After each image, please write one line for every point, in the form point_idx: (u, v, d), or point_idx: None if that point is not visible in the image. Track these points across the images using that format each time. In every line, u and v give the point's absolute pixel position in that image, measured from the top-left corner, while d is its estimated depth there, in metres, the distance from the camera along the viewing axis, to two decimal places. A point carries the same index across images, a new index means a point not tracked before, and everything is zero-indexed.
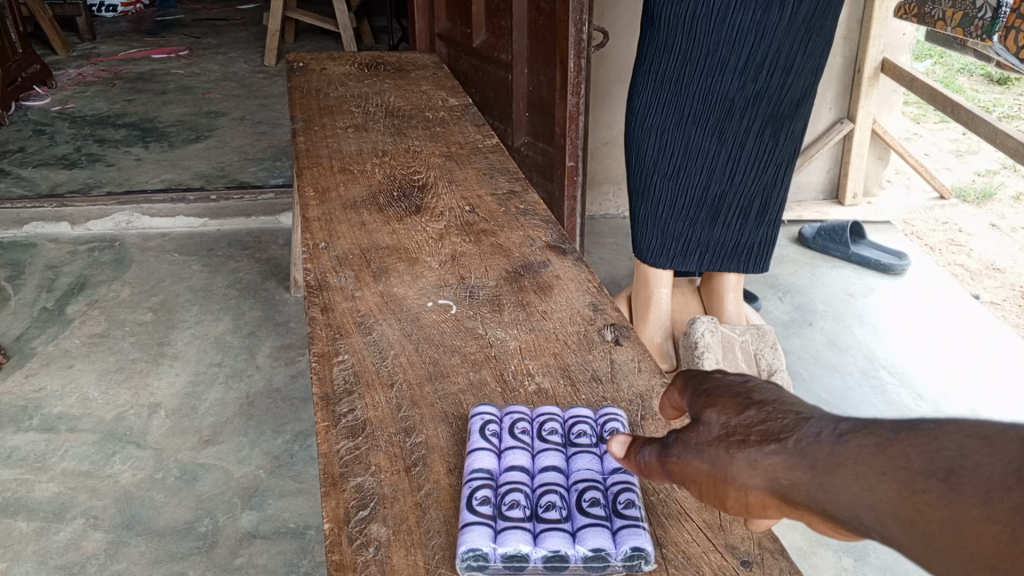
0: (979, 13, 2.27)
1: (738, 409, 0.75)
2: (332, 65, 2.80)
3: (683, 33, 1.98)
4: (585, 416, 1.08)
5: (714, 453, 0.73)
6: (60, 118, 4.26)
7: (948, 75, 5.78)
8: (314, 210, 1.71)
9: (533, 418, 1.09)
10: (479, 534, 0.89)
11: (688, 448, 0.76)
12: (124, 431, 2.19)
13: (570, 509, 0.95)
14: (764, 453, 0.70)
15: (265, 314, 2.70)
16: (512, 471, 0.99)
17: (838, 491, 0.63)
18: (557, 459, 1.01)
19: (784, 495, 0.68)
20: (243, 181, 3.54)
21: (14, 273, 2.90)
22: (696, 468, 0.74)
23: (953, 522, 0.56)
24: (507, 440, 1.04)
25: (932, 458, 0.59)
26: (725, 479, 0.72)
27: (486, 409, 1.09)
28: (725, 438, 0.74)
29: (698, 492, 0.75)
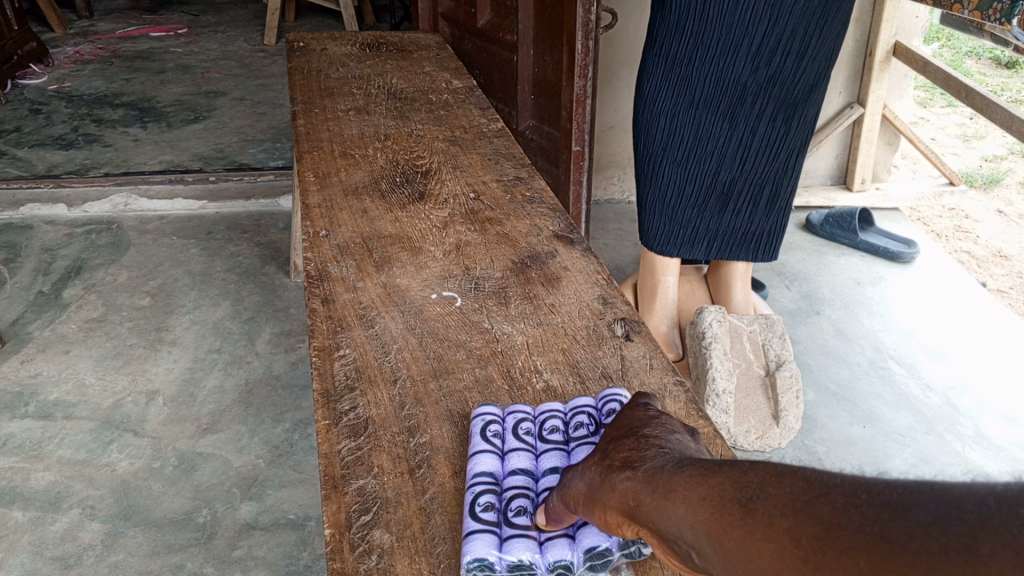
0: None
1: (619, 441, 0.87)
2: (333, 45, 2.74)
3: (697, 15, 1.92)
4: (589, 409, 1.05)
5: (586, 476, 0.85)
6: (57, 97, 4.20)
7: (956, 58, 5.70)
8: (314, 196, 1.66)
9: (534, 416, 1.06)
10: (484, 543, 0.86)
11: (571, 474, 0.87)
12: (121, 419, 2.15)
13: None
14: (621, 477, 0.80)
15: (265, 299, 2.66)
16: (517, 476, 0.97)
17: (669, 512, 0.72)
18: (560, 457, 0.98)
19: (630, 514, 0.76)
20: (243, 163, 3.48)
21: (10, 255, 2.85)
22: (575, 489, 0.85)
23: (741, 540, 0.64)
24: (511, 441, 1.01)
25: (738, 488, 0.68)
26: (590, 501, 0.82)
27: (486, 408, 1.05)
28: (601, 463, 0.85)
29: (575, 509, 0.85)
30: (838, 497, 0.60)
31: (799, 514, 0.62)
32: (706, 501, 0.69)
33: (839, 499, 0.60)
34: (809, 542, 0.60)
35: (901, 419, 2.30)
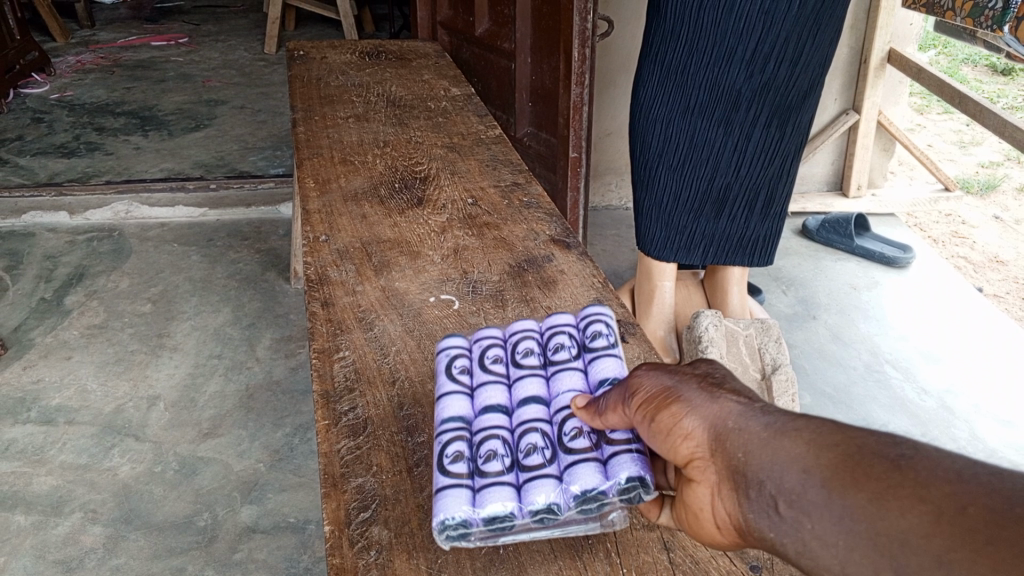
0: (990, 4, 2.33)
1: (719, 370, 0.87)
2: (333, 54, 2.77)
3: (689, 22, 1.95)
4: (563, 329, 1.06)
5: (676, 379, 0.84)
6: (58, 106, 4.23)
7: (952, 65, 5.74)
8: (315, 201, 1.68)
9: (512, 336, 1.07)
10: (457, 503, 0.85)
11: (656, 370, 0.87)
12: (123, 424, 2.17)
13: (555, 446, 0.91)
14: (726, 400, 0.80)
15: (265, 305, 2.68)
16: (489, 411, 0.96)
17: (780, 449, 0.72)
18: (537, 383, 0.99)
19: (723, 435, 0.76)
20: (243, 171, 3.51)
21: (12, 262, 2.87)
22: (653, 383, 0.84)
23: (885, 494, 0.63)
24: (479, 372, 1.02)
25: (879, 448, 0.67)
26: (664, 401, 0.82)
27: (451, 343, 1.07)
28: (696, 378, 0.84)
29: (636, 404, 0.84)
30: (1015, 479, 0.59)
31: (967, 484, 0.60)
32: (840, 449, 0.68)
33: (1019, 479, 0.59)
34: (977, 513, 0.58)
35: (897, 422, 2.32)
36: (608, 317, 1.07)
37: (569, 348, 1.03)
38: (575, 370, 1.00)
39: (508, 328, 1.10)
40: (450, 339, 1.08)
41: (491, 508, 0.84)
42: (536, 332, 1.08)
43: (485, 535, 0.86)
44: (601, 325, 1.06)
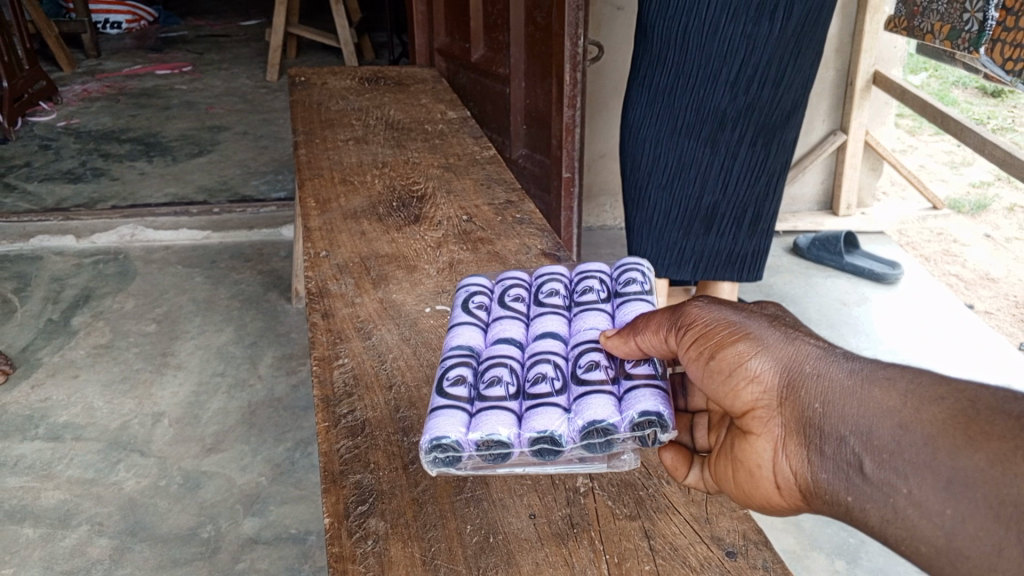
0: (966, 27, 2.45)
1: (772, 313, 0.94)
2: (333, 80, 2.85)
3: (676, 47, 2.02)
4: (593, 275, 1.17)
5: (737, 319, 0.91)
6: (65, 133, 4.32)
7: (943, 88, 5.84)
8: (316, 220, 1.75)
9: (540, 279, 1.18)
10: (454, 422, 0.93)
11: (712, 308, 0.94)
12: (128, 440, 2.22)
13: (565, 378, 0.99)
14: (798, 346, 0.87)
15: (267, 324, 2.74)
16: (504, 344, 1.04)
17: (876, 404, 0.78)
18: (555, 321, 1.08)
19: (795, 383, 0.84)
20: (245, 195, 3.58)
21: (20, 285, 2.94)
22: (718, 320, 0.91)
23: (997, 453, 0.69)
24: (499, 306, 1.13)
25: (988, 408, 0.73)
26: (727, 340, 0.89)
27: (475, 280, 1.20)
28: (761, 320, 0.91)
29: (694, 336, 0.91)
30: None
31: None
32: (947, 405, 0.75)
33: None
34: None
35: None
36: (643, 268, 1.18)
37: (598, 291, 1.14)
38: (601, 311, 1.10)
39: (536, 271, 1.22)
40: (475, 277, 1.21)
41: (485, 431, 0.92)
42: (565, 278, 1.20)
43: (480, 459, 0.95)
44: (636, 272, 1.17)
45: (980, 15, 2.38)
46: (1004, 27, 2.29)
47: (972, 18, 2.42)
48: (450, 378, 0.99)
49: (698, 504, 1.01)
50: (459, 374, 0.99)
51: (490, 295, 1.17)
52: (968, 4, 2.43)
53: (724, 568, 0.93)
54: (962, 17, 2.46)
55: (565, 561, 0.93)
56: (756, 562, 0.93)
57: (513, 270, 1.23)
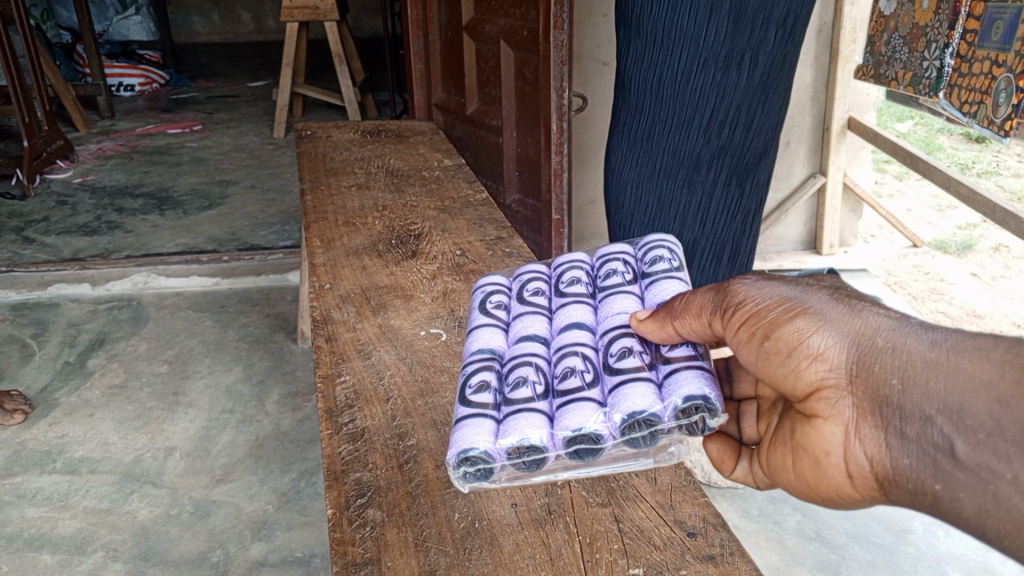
0: (926, 73, 2.63)
1: (831, 285, 0.92)
2: (337, 133, 3.04)
3: (651, 96, 2.21)
4: (615, 260, 1.21)
5: (792, 294, 0.89)
6: (81, 190, 4.51)
7: (929, 134, 6.05)
8: (320, 257, 1.90)
9: (560, 271, 1.23)
10: (480, 430, 0.98)
11: (764, 285, 0.92)
12: (141, 472, 2.33)
13: (597, 372, 1.03)
14: (864, 318, 0.84)
15: (274, 363, 2.87)
16: (528, 345, 1.09)
17: (962, 376, 0.74)
18: (581, 310, 1.12)
19: (865, 360, 0.81)
20: (253, 244, 3.75)
21: (38, 331, 3.08)
22: (771, 297, 0.90)
23: None
24: (519, 305, 1.18)
25: None
26: (782, 319, 0.87)
27: (491, 282, 1.26)
28: (820, 293, 0.89)
29: (748, 314, 0.90)
30: None
31: None
32: None
33: None
34: None
35: None
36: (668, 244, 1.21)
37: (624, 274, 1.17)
38: (628, 293, 1.13)
39: (555, 263, 1.27)
40: (493, 278, 1.28)
41: (514, 437, 0.96)
42: (587, 266, 1.23)
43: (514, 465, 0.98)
44: (660, 250, 1.20)
45: (937, 63, 2.57)
46: (959, 73, 2.46)
47: (931, 66, 2.61)
48: (473, 386, 1.04)
49: (664, 493, 1.13)
50: (483, 381, 1.04)
51: (510, 295, 1.23)
52: (927, 53, 2.63)
53: (684, 546, 1.04)
54: (923, 65, 2.65)
55: (542, 541, 1.05)
56: (714, 541, 1.04)
57: (530, 266, 1.28)
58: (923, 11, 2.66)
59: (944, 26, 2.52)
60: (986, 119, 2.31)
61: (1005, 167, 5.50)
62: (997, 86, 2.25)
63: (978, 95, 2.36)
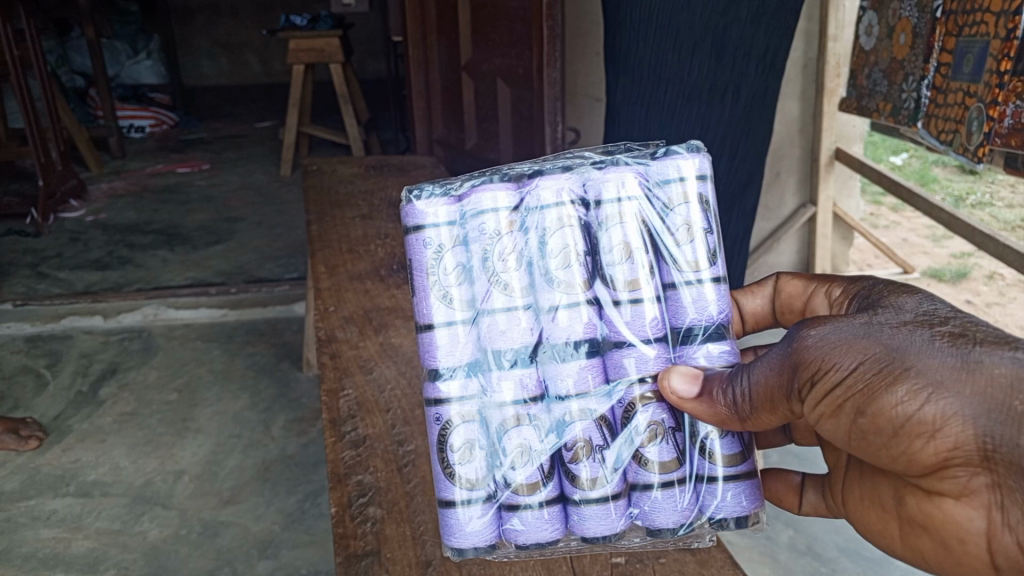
0: (905, 105, 2.76)
1: (921, 323, 0.81)
2: (342, 167, 3.16)
3: (639, 128, 2.38)
4: (630, 227, 0.99)
5: (880, 351, 0.79)
6: (93, 227, 4.64)
7: (924, 166, 6.16)
8: (326, 282, 2.00)
9: (542, 232, 0.99)
10: (483, 512, 1.00)
11: (840, 344, 0.81)
12: (151, 494, 2.40)
13: (616, 450, 0.99)
14: (980, 374, 0.74)
15: (280, 391, 2.95)
16: (521, 383, 0.98)
17: None
18: (582, 322, 0.98)
19: (994, 430, 0.72)
20: (260, 277, 3.86)
21: (51, 361, 3.17)
22: (854, 364, 0.79)
23: None
24: (489, 292, 0.99)
25: None
26: (877, 388, 0.77)
27: (433, 221, 0.99)
28: (912, 343, 0.78)
29: (832, 388, 0.80)
30: None
31: None
32: None
33: None
34: None
35: None
36: (700, 200, 1.00)
37: (644, 265, 0.99)
38: (642, 299, 0.98)
39: (528, 199, 1.00)
40: (437, 208, 1.00)
41: (533, 538, 1.00)
42: (582, 219, 1.00)
43: (514, 551, 1.03)
44: (689, 212, 1.00)
45: (915, 95, 2.70)
46: (935, 104, 2.58)
47: (909, 97, 2.73)
48: (458, 453, 0.99)
49: None
50: (469, 445, 0.99)
51: (471, 252, 1.00)
52: (905, 86, 2.76)
53: None
54: (901, 97, 2.78)
55: None
56: None
57: (486, 197, 0.99)
58: (899, 46, 2.78)
59: (920, 60, 2.65)
60: (961, 147, 2.42)
61: (1000, 198, 5.56)
62: (970, 115, 2.36)
63: (953, 124, 2.47)
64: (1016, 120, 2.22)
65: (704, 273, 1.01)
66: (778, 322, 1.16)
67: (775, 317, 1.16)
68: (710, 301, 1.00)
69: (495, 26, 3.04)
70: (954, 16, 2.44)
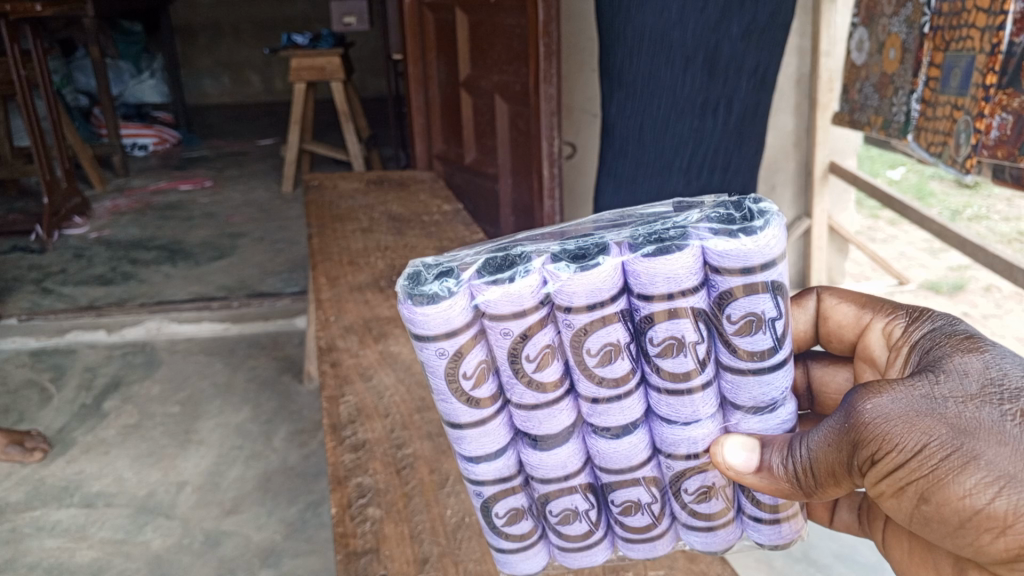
0: (896, 118, 2.81)
1: (988, 398, 0.81)
2: (343, 183, 3.21)
3: (634, 140, 2.36)
4: (684, 323, 0.92)
5: (946, 435, 0.79)
6: (97, 243, 4.69)
7: (921, 180, 6.19)
8: (327, 293, 2.04)
9: (578, 332, 0.93)
10: (535, 551, 1.09)
11: (905, 428, 0.81)
12: (154, 505, 2.43)
13: (663, 501, 1.05)
14: None
15: (281, 403, 2.98)
16: (567, 457, 1.01)
17: None
18: (626, 408, 0.97)
19: None
20: (262, 292, 3.90)
21: (55, 374, 3.21)
22: (920, 448, 0.80)
23: None
24: (520, 387, 0.97)
25: None
26: (945, 478, 0.79)
27: (442, 330, 0.91)
28: (982, 427, 0.79)
29: (899, 473, 0.81)
30: None
31: None
32: None
33: None
34: None
35: None
36: (771, 285, 0.91)
37: (699, 357, 0.94)
38: (696, 387, 0.96)
39: (559, 297, 0.92)
40: (446, 314, 0.91)
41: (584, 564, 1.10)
42: (626, 310, 0.94)
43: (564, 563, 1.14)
44: (756, 302, 0.92)
45: (905, 107, 2.74)
46: (924, 117, 2.64)
47: (899, 111, 2.78)
48: (504, 517, 1.05)
49: None
50: (517, 509, 1.05)
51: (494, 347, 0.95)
52: (895, 99, 2.80)
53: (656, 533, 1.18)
54: (892, 110, 2.83)
55: None
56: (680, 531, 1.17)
57: (506, 302, 0.91)
58: (889, 61, 2.83)
59: (909, 74, 2.70)
60: (950, 159, 2.48)
61: (997, 210, 5.59)
62: (958, 127, 2.43)
63: (942, 136, 2.53)
64: (1001, 131, 2.27)
65: (768, 359, 0.95)
66: (822, 340, 1.20)
67: (818, 335, 1.20)
68: (773, 385, 0.97)
69: (493, 44, 3.10)
70: (942, 31, 2.50)
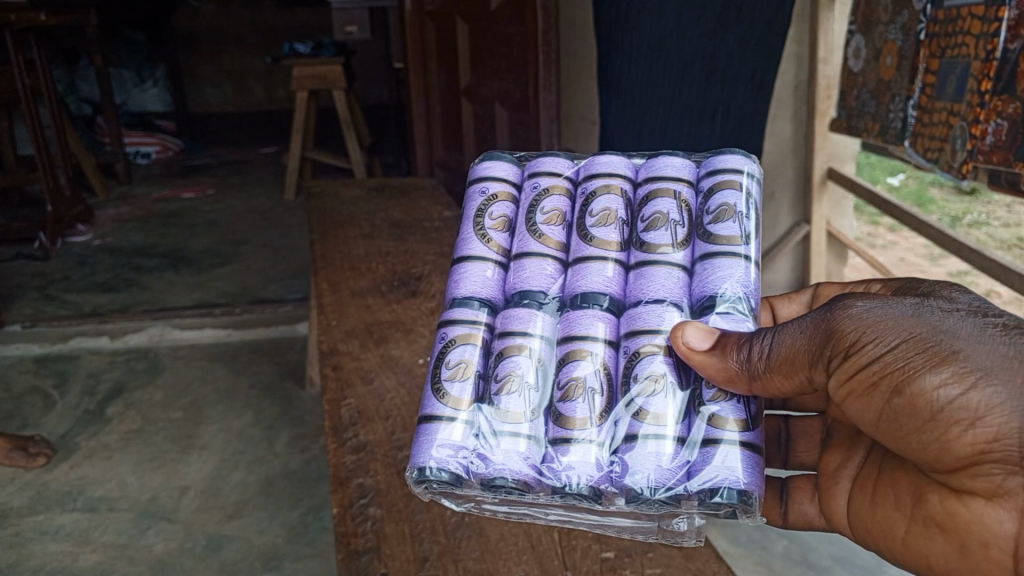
0: (893, 124, 2.84)
1: (971, 313, 0.88)
2: (344, 189, 3.24)
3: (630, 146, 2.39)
4: (671, 202, 1.09)
5: (925, 333, 0.86)
6: (100, 251, 4.72)
7: (920, 187, 6.21)
8: (328, 297, 2.06)
9: (588, 195, 1.13)
10: (455, 438, 1.02)
11: (886, 324, 0.88)
12: (157, 510, 2.45)
13: (611, 392, 1.01)
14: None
15: (283, 408, 3.00)
16: (537, 322, 1.06)
17: None
18: (607, 275, 1.06)
19: None
20: (264, 298, 3.92)
21: (59, 381, 3.22)
22: (898, 342, 0.87)
23: None
24: (526, 240, 1.12)
25: None
26: (918, 369, 0.85)
27: (496, 174, 1.17)
28: (961, 331, 0.86)
29: (873, 363, 0.87)
30: None
31: None
32: None
33: None
34: None
35: None
36: (747, 190, 1.08)
37: (680, 237, 1.07)
38: (674, 266, 1.06)
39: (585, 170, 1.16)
40: (503, 165, 1.18)
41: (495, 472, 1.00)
42: (628, 193, 1.13)
43: (483, 493, 1.03)
44: (734, 198, 1.07)
45: (902, 114, 2.77)
46: (920, 124, 2.66)
47: (896, 117, 2.82)
48: (451, 368, 1.05)
49: None
50: (464, 364, 1.04)
51: (522, 208, 1.15)
52: (892, 106, 2.84)
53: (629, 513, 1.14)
54: (890, 116, 2.86)
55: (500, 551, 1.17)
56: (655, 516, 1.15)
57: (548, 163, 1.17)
58: (886, 68, 2.85)
59: (905, 80, 2.73)
60: (946, 165, 2.50)
61: (996, 217, 5.61)
62: (954, 132, 2.45)
63: (938, 142, 2.56)
64: (996, 137, 2.29)
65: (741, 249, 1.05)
66: None
67: None
68: (739, 272, 1.03)
69: (495, 52, 3.14)
70: (937, 39, 2.52)
